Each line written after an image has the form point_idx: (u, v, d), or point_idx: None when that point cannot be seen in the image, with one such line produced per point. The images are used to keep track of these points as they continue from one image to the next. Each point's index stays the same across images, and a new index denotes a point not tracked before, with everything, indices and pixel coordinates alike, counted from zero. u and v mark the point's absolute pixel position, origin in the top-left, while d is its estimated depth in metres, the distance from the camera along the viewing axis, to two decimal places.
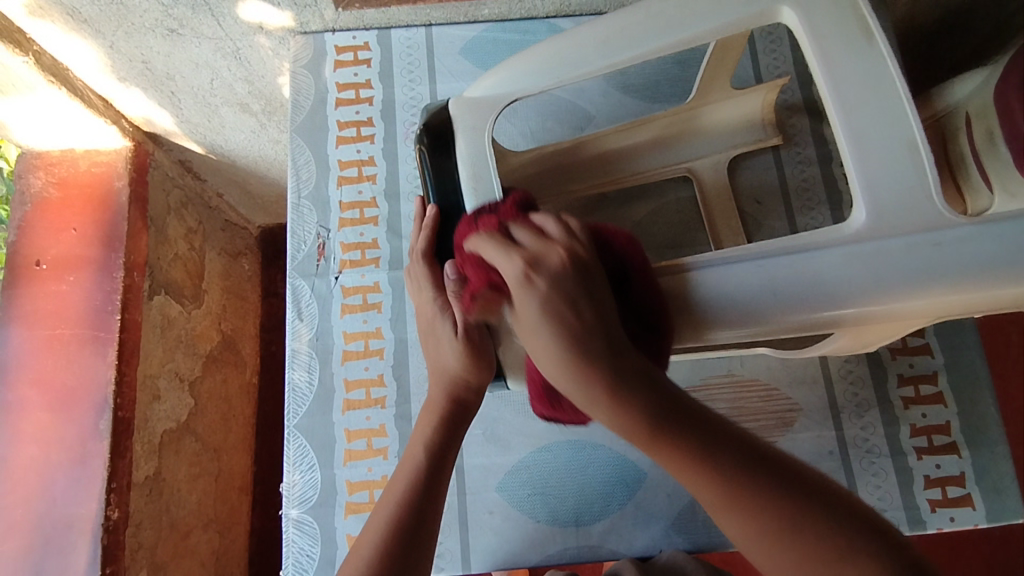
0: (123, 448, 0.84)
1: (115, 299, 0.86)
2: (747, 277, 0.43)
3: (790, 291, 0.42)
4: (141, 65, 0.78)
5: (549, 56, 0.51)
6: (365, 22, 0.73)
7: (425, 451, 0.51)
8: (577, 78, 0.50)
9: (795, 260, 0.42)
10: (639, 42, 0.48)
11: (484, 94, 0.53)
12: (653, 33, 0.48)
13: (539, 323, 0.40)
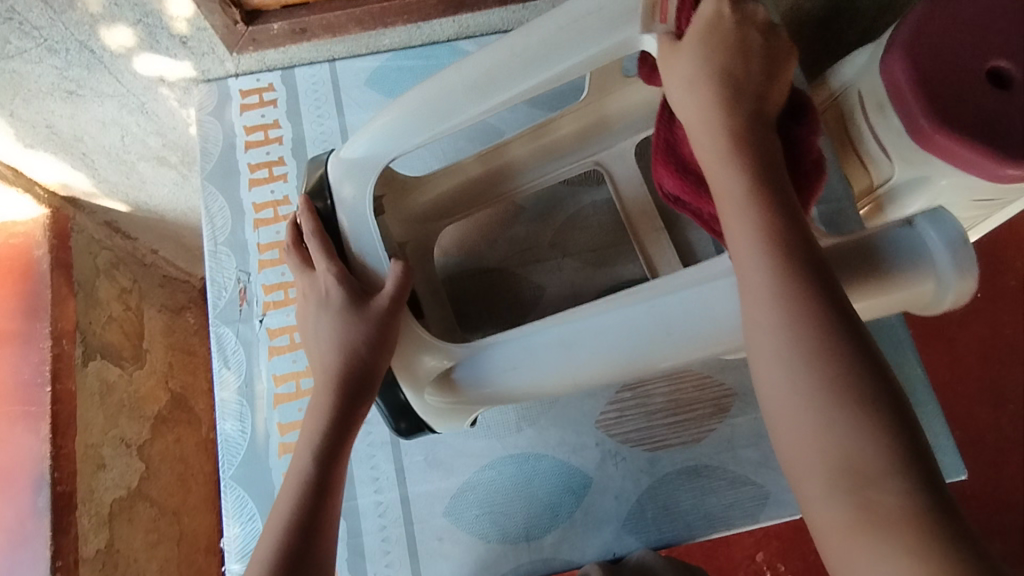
0: (67, 524, 0.81)
1: (45, 370, 0.84)
2: (636, 316, 0.48)
3: (676, 325, 0.47)
4: (45, 130, 0.77)
5: (421, 105, 0.52)
6: (267, 64, 0.73)
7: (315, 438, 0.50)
8: (453, 125, 0.52)
9: (684, 296, 0.47)
10: (510, 81, 0.50)
11: (363, 153, 0.54)
12: (517, 76, 0.50)
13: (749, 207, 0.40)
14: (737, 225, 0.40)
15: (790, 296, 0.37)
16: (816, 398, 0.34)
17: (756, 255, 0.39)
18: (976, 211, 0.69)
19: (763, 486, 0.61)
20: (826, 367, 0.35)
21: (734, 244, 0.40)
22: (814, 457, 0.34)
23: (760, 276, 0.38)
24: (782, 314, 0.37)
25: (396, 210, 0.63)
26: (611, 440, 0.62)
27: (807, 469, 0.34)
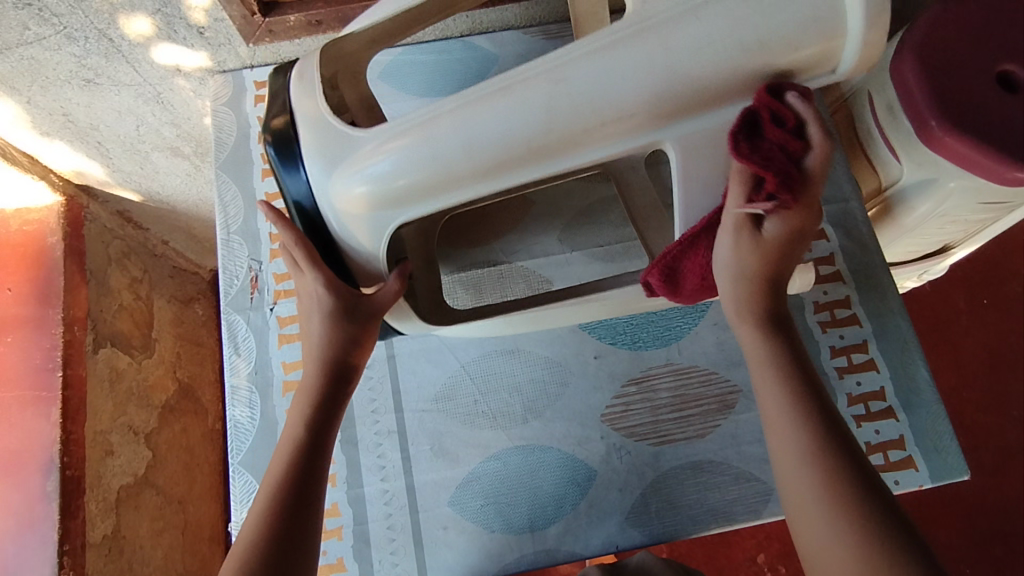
0: (75, 508, 0.82)
1: (56, 356, 0.85)
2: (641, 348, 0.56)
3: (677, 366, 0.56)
4: (62, 118, 0.78)
5: (422, 174, 0.46)
6: (282, 57, 0.74)
7: (304, 424, 0.52)
8: (455, 197, 0.48)
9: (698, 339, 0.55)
10: (531, 163, 0.46)
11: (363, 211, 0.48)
12: (532, 152, 0.46)
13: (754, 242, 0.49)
14: (722, 251, 0.50)
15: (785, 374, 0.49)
16: (811, 459, 0.45)
17: (749, 328, 0.51)
18: (984, 214, 0.69)
19: (767, 483, 0.61)
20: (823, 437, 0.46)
21: (723, 263, 0.50)
22: (814, 512, 0.44)
23: (732, 285, 0.51)
24: (784, 398, 0.48)
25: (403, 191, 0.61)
26: (615, 433, 0.63)
27: (808, 508, 0.44)
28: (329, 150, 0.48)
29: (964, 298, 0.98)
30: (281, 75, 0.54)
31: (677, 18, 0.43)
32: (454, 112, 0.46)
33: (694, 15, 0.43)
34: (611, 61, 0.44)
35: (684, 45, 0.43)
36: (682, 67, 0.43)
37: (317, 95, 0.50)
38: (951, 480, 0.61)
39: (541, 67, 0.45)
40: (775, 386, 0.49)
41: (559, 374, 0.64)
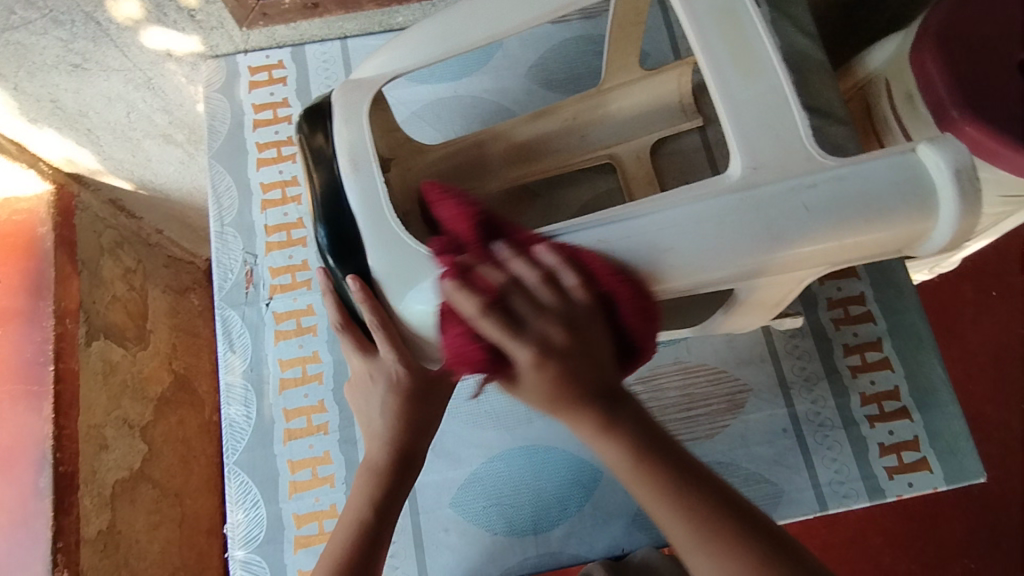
0: (68, 504, 0.81)
1: (47, 349, 0.84)
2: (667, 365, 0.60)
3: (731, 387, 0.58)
4: (50, 104, 0.75)
5: None
6: (276, 40, 0.71)
7: (372, 508, 0.52)
8: None
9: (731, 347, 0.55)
10: None
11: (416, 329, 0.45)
12: None
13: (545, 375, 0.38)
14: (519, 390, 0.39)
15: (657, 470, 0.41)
16: (678, 520, 0.40)
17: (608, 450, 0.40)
18: (1001, 208, 0.66)
19: (777, 484, 0.60)
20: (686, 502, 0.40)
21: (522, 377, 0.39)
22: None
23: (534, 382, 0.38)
24: (628, 467, 0.41)
25: (400, 171, 0.62)
26: None
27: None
28: (398, 270, 0.45)
29: (974, 290, 0.96)
30: (321, 131, 0.49)
31: (788, 188, 0.41)
32: (554, 253, 0.42)
33: (808, 181, 0.41)
34: (709, 212, 0.42)
35: (784, 210, 0.41)
36: (782, 227, 0.41)
37: (374, 174, 0.47)
38: (966, 482, 0.60)
39: (640, 223, 0.42)
40: (619, 459, 0.41)
41: None
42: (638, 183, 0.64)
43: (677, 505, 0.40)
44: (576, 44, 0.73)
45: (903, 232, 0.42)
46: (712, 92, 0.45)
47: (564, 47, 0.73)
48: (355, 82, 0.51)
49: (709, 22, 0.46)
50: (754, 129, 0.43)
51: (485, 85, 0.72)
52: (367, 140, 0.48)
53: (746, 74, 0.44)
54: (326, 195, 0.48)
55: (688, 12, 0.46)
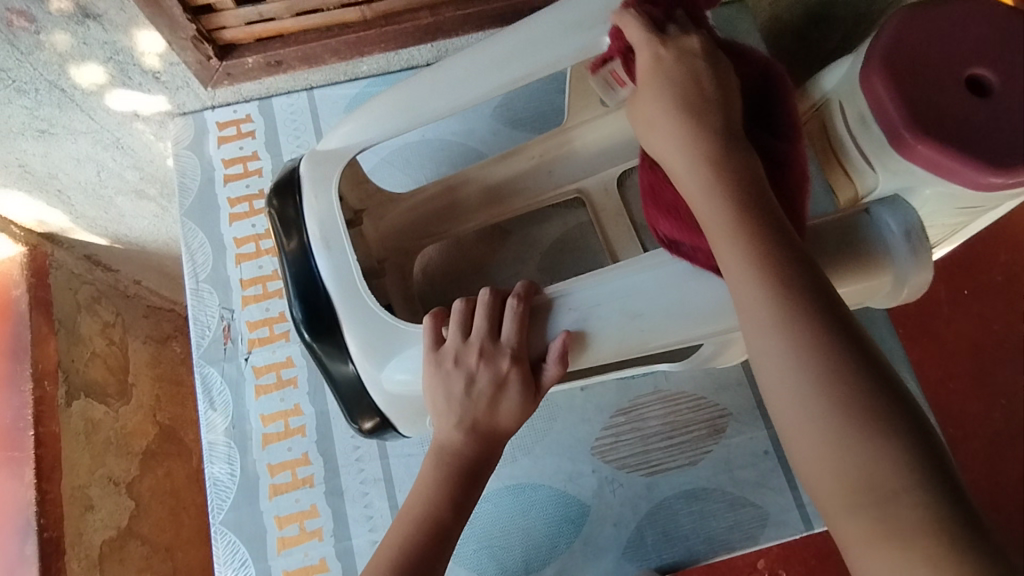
0: (55, 570, 0.79)
1: (27, 414, 0.82)
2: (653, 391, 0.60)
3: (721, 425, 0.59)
4: (18, 169, 0.75)
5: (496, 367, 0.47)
6: (243, 95, 0.72)
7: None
8: None
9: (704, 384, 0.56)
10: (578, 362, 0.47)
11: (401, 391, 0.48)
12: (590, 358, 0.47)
13: (728, 228, 0.38)
14: (729, 264, 0.38)
15: (813, 364, 0.34)
16: (839, 429, 0.32)
17: (755, 289, 0.36)
18: (960, 220, 0.67)
19: (762, 507, 0.60)
20: (827, 381, 0.33)
21: (734, 280, 0.38)
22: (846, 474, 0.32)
23: (745, 285, 0.37)
24: (807, 338, 0.34)
25: (373, 222, 0.64)
26: (607, 466, 0.61)
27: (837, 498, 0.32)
28: (380, 343, 0.48)
29: (947, 293, 0.98)
30: (292, 207, 0.51)
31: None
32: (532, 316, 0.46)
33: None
34: (669, 275, 0.45)
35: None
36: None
37: (346, 251, 0.49)
38: None
39: (621, 287, 0.46)
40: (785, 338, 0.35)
41: (546, 410, 0.63)
42: (608, 215, 0.67)
43: (840, 402, 0.33)
44: (540, 82, 0.74)
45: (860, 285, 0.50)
46: None
47: (528, 86, 0.74)
48: (320, 154, 0.52)
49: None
50: None
51: (454, 127, 0.73)
52: (337, 216, 0.50)
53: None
54: (299, 269, 0.50)
55: (646, 77, 0.48)
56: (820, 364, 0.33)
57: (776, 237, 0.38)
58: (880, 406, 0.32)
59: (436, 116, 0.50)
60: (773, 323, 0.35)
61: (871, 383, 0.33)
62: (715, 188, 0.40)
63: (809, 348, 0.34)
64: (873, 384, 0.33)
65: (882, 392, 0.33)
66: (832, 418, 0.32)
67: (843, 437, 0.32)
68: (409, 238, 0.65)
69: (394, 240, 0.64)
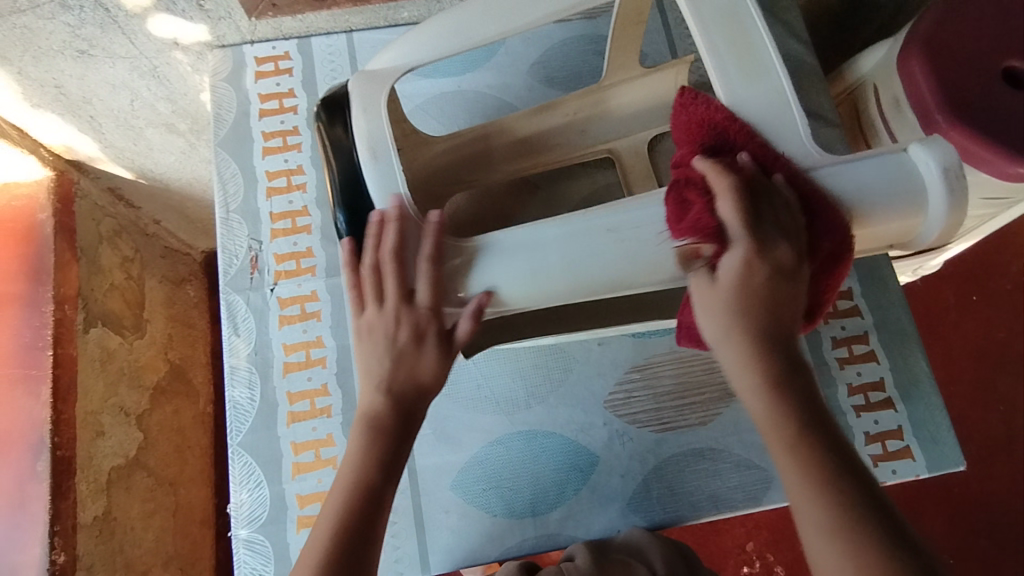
0: (66, 489, 0.80)
1: (46, 334, 0.83)
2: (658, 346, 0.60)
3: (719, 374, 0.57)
4: (54, 90, 0.75)
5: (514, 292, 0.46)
6: (283, 31, 0.72)
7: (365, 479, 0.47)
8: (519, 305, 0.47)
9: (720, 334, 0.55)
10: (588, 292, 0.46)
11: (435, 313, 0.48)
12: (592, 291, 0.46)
13: (717, 297, 0.43)
14: (707, 327, 0.44)
15: (791, 426, 0.40)
16: (813, 489, 0.38)
17: (737, 348, 0.42)
18: (983, 210, 0.68)
19: (767, 470, 0.62)
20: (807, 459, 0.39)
21: (713, 341, 0.44)
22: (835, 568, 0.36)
23: (729, 348, 0.43)
24: (766, 388, 0.41)
25: (406, 162, 0.64)
26: (618, 419, 0.63)
27: (807, 515, 0.38)
28: (419, 262, 0.47)
29: (954, 294, 0.99)
30: (340, 123, 0.51)
31: (789, 185, 0.43)
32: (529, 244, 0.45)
33: (806, 180, 0.43)
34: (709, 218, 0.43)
35: (785, 204, 0.42)
36: (779, 221, 0.42)
37: (393, 159, 0.49)
38: (945, 470, 0.62)
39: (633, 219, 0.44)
40: (760, 395, 0.41)
41: (562, 361, 0.64)
42: (636, 176, 0.67)
43: (823, 485, 0.38)
44: (577, 43, 0.75)
45: (897, 227, 0.44)
46: (719, 99, 0.46)
47: (565, 46, 0.74)
48: (371, 72, 0.52)
49: (712, 25, 0.47)
50: (758, 138, 0.44)
51: (489, 81, 0.74)
52: (385, 126, 0.49)
53: (749, 75, 0.46)
54: (347, 181, 0.50)
55: (695, 18, 0.47)
56: (800, 455, 0.39)
57: (771, 309, 0.42)
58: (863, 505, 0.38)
59: (486, 42, 0.50)
60: (753, 381, 0.42)
61: (872, 512, 0.37)
62: (737, 282, 0.42)
63: (783, 416, 0.41)
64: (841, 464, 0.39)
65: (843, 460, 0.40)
66: (821, 495, 0.38)
67: (846, 523, 0.37)
68: (439, 182, 0.66)
69: (425, 183, 0.65)
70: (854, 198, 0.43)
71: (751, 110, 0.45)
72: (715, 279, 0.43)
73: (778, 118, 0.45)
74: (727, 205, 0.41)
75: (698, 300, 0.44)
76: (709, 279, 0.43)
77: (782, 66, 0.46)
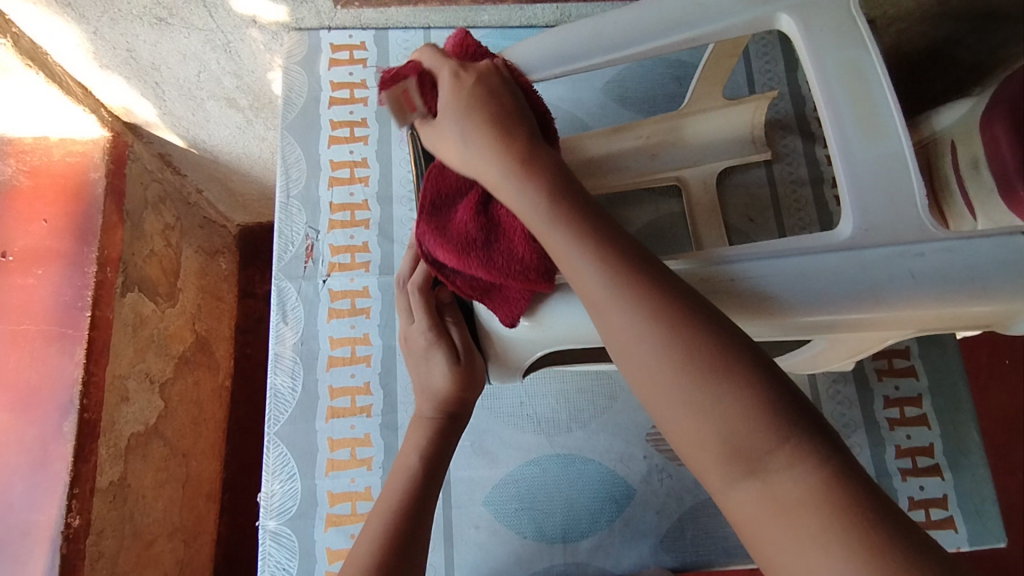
0: (88, 452, 0.80)
1: (86, 295, 0.82)
2: None
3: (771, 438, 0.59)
4: (125, 54, 0.75)
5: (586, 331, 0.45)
6: (361, 22, 0.72)
7: (420, 454, 0.50)
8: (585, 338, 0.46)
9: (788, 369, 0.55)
10: None
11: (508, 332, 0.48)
12: None
13: (526, 202, 0.38)
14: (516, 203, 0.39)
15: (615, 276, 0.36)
16: (688, 364, 0.33)
17: (533, 206, 0.38)
18: None
19: None
20: (683, 336, 0.34)
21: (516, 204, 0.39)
22: (706, 432, 0.32)
23: (531, 209, 0.38)
24: (592, 260, 0.36)
25: None
26: (659, 454, 0.61)
27: (666, 391, 0.34)
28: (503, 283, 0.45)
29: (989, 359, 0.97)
30: None
31: (897, 252, 0.41)
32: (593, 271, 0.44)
33: (916, 250, 0.40)
34: (813, 266, 0.41)
35: (891, 272, 0.40)
36: (884, 290, 0.40)
37: None
38: (986, 546, 0.61)
39: (729, 271, 0.41)
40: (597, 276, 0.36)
41: (609, 388, 0.63)
42: (701, 210, 0.66)
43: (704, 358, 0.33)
44: (654, 65, 0.74)
45: (1000, 308, 0.41)
46: (831, 146, 0.43)
47: (642, 67, 0.73)
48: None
49: (834, 73, 0.44)
50: (871, 193, 0.42)
51: (562, 94, 0.73)
52: None
53: (871, 130, 0.43)
54: None
55: (816, 64, 0.45)
56: (692, 329, 0.34)
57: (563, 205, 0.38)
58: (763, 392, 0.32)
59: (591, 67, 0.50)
60: (564, 238, 0.37)
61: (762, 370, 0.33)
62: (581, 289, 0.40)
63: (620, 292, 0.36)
64: (718, 346, 0.33)
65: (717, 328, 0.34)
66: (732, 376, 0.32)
67: (701, 388, 0.33)
68: None
69: None
70: (964, 275, 0.40)
71: (867, 160, 0.42)
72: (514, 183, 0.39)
73: (897, 170, 0.42)
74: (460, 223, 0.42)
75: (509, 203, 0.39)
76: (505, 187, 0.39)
77: (905, 126, 0.43)
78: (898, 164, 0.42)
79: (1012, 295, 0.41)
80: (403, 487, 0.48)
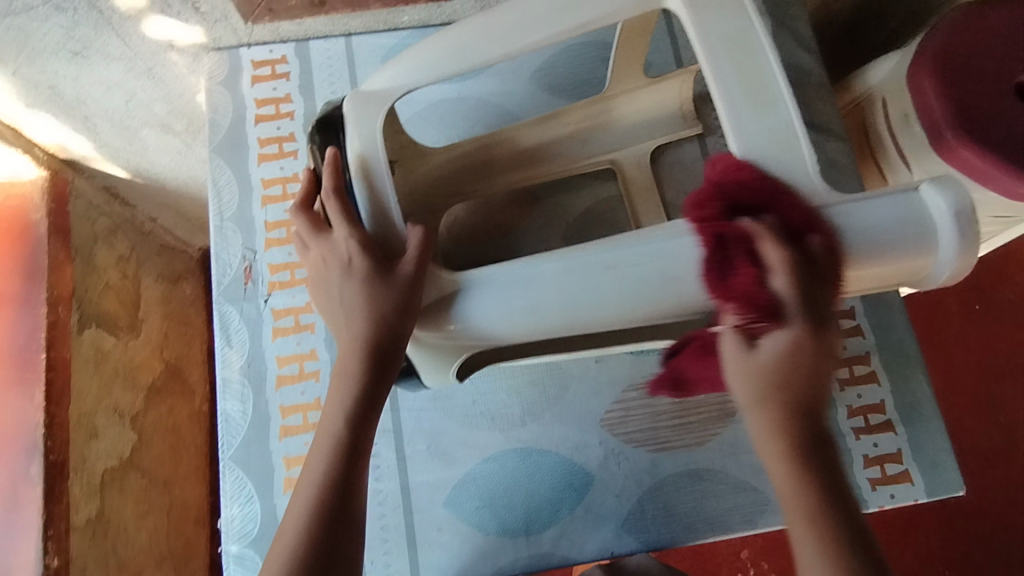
0: (59, 492, 0.80)
1: (40, 336, 0.83)
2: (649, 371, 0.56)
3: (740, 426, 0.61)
4: (48, 91, 0.74)
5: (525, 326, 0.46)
6: (280, 35, 0.71)
7: (343, 421, 0.47)
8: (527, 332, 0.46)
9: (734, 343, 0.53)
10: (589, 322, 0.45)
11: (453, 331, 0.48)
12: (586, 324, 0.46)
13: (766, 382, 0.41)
14: (737, 390, 0.43)
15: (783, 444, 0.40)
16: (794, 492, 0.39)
17: (764, 417, 0.41)
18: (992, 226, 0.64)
19: (764, 492, 0.61)
20: (809, 481, 0.39)
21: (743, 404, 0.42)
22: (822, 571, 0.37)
23: (758, 417, 0.41)
24: (781, 449, 0.40)
25: (404, 175, 0.64)
26: (615, 438, 0.62)
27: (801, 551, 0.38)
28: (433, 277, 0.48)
29: (958, 303, 0.97)
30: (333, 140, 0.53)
31: (793, 223, 0.42)
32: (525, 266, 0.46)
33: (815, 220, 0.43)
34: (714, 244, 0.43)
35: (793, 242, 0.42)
36: None
37: (383, 171, 0.50)
38: (945, 495, 0.62)
39: (632, 257, 0.44)
40: (788, 475, 0.40)
41: (559, 378, 0.63)
42: (637, 191, 0.66)
43: (805, 509, 0.39)
44: (581, 50, 0.73)
45: (903, 267, 0.43)
46: (721, 122, 0.45)
47: (569, 52, 0.73)
48: (367, 94, 0.52)
49: (723, 52, 0.46)
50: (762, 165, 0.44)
51: (490, 88, 0.73)
52: (378, 139, 0.50)
53: (757, 101, 0.45)
54: None
55: (703, 41, 0.46)
56: (814, 475, 0.40)
57: (806, 387, 0.40)
58: (834, 508, 0.39)
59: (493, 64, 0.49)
60: (773, 449, 0.41)
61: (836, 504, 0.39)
62: (780, 362, 0.41)
63: (780, 384, 0.41)
64: (821, 473, 0.40)
65: (819, 458, 0.40)
66: (813, 501, 0.39)
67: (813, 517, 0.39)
68: (438, 194, 0.64)
69: (426, 193, 0.64)
70: (861, 238, 0.42)
71: (756, 132, 0.45)
72: (754, 351, 0.42)
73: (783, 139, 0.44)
74: (777, 279, 0.41)
75: (728, 363, 0.43)
76: (747, 351, 0.42)
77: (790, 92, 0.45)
78: (784, 130, 0.44)
79: (910, 253, 0.43)
80: (328, 459, 0.46)
